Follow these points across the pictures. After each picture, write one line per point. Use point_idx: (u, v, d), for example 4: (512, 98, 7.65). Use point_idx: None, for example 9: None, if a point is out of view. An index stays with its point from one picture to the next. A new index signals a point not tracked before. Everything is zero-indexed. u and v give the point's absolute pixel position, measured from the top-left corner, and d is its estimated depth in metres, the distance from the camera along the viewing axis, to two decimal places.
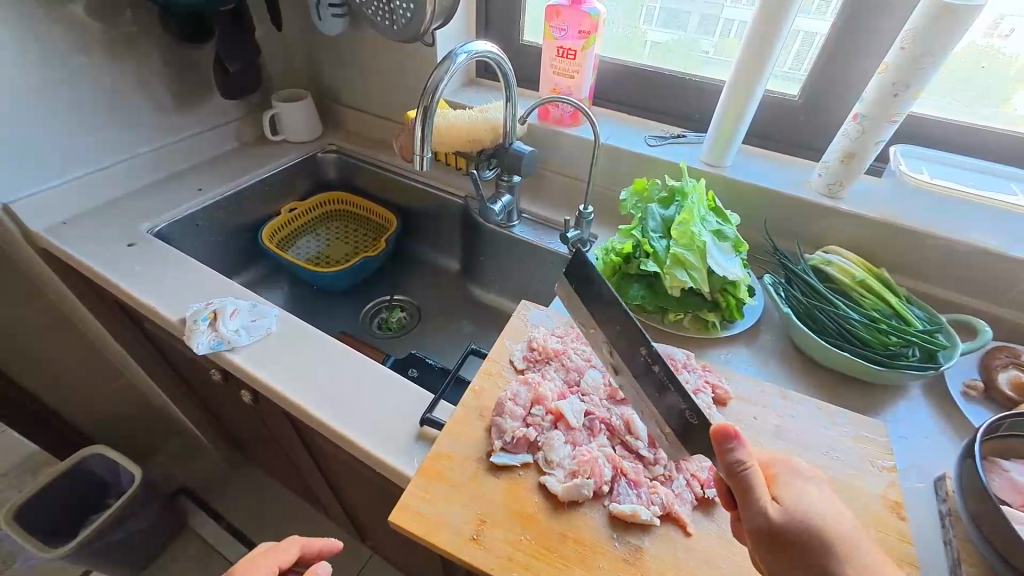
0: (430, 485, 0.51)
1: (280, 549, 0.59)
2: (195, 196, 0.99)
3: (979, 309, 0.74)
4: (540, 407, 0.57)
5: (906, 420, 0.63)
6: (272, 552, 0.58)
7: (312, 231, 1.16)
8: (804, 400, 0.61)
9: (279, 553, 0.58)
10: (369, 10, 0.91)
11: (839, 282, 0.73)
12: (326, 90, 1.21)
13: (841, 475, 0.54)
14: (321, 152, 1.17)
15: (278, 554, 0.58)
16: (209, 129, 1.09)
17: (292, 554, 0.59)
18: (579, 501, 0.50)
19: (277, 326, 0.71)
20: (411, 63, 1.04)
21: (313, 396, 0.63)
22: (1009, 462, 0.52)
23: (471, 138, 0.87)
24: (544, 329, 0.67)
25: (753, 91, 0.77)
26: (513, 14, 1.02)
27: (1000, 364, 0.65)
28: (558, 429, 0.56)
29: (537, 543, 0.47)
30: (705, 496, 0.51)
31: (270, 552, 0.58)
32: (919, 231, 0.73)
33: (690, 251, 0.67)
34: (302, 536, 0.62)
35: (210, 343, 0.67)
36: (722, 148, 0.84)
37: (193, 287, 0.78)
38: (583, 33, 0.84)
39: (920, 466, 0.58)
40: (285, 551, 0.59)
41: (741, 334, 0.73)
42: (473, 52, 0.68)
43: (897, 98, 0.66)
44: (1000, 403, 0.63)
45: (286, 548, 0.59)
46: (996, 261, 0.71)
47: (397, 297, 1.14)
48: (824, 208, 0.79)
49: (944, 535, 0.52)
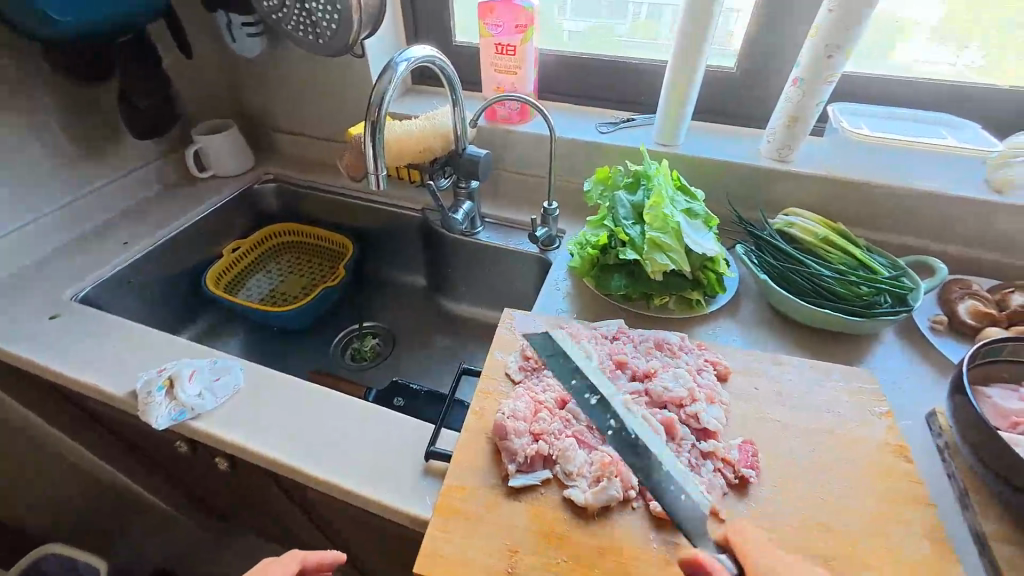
0: (450, 523, 0.47)
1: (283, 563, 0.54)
2: (122, 251, 0.89)
3: (926, 247, 0.80)
4: (546, 416, 0.55)
5: (886, 363, 0.66)
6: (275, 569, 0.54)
7: (261, 270, 1.08)
8: (796, 362, 0.63)
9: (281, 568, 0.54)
10: (288, 26, 0.83)
11: (804, 242, 0.75)
12: (253, 116, 1.13)
13: (845, 429, 0.56)
14: (258, 183, 1.10)
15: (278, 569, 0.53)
16: (125, 175, 0.98)
17: (289, 571, 0.52)
18: (609, 506, 0.48)
19: (245, 381, 0.64)
20: (344, 78, 0.98)
21: (301, 451, 0.57)
22: (992, 388, 0.55)
23: (421, 149, 0.82)
24: (534, 335, 0.65)
25: (696, 69, 0.78)
26: (442, 16, 0.98)
27: (958, 296, 0.70)
28: (572, 437, 0.53)
29: (574, 563, 0.45)
30: (741, 478, 0.51)
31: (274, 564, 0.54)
32: (867, 184, 0.77)
33: (666, 234, 0.66)
34: (302, 550, 0.55)
35: (171, 415, 0.59)
36: (672, 128, 0.85)
37: (137, 354, 0.69)
38: (519, 27, 0.82)
39: (911, 406, 0.61)
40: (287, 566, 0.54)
41: (724, 307, 0.74)
42: (413, 59, 0.64)
43: (830, 60, 0.69)
44: (965, 333, 0.68)
45: (282, 566, 0.53)
46: (937, 202, 0.76)
47: (367, 324, 1.07)
48: (777, 172, 0.81)
49: (946, 468, 0.54)
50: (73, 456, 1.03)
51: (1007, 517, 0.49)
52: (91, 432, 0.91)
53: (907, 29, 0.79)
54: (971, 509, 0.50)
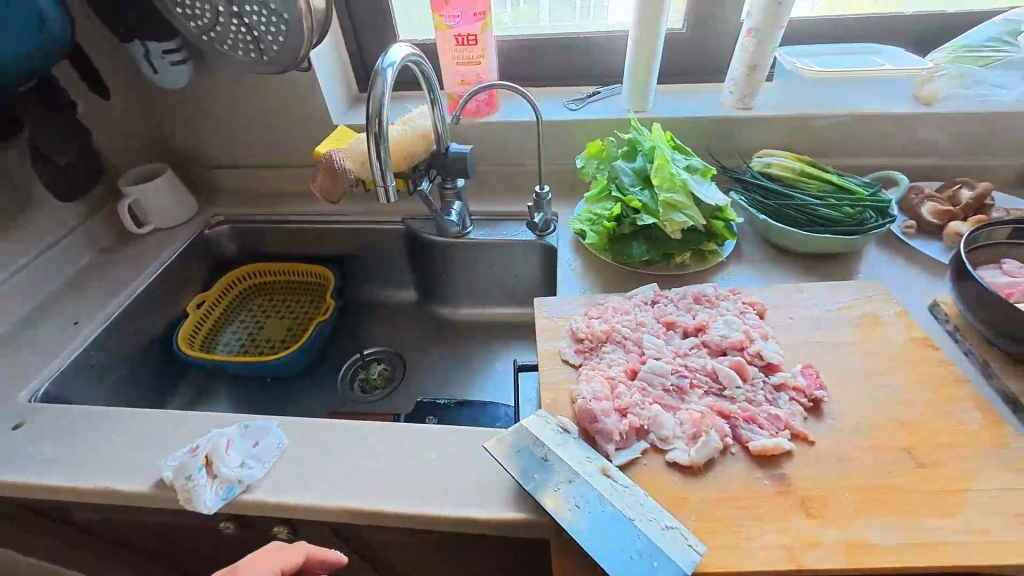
0: (571, 518, 0.46)
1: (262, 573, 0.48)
2: (74, 334, 0.77)
3: (877, 164, 0.89)
4: (624, 390, 0.55)
5: (880, 272, 0.73)
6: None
7: (236, 320, 0.98)
8: (814, 287, 0.68)
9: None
10: (225, 45, 0.75)
11: (784, 179, 0.81)
12: (186, 155, 1.01)
13: (875, 335, 0.62)
14: (210, 227, 0.99)
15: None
16: (49, 246, 0.84)
17: (294, 561, 0.49)
18: (713, 458, 0.50)
19: (288, 437, 0.58)
20: (290, 96, 0.90)
21: (379, 492, 0.53)
22: (981, 270, 0.63)
23: (404, 156, 0.78)
24: (578, 317, 0.65)
25: (657, 33, 0.80)
26: (383, 16, 0.93)
27: (919, 200, 0.79)
28: (655, 404, 0.54)
29: (703, 520, 0.46)
30: (813, 401, 0.54)
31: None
32: (823, 116, 0.85)
33: (677, 193, 0.68)
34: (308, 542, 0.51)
35: (219, 496, 0.52)
36: (642, 94, 0.87)
37: (143, 439, 0.60)
38: (478, 15, 0.80)
39: (915, 302, 0.68)
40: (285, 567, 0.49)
41: (733, 253, 0.78)
42: (397, 62, 0.59)
43: (779, 7, 0.74)
44: (934, 230, 0.77)
45: (287, 554, 0.50)
46: (883, 122, 0.84)
47: (368, 351, 1.01)
48: (744, 119, 0.86)
49: (963, 347, 0.61)
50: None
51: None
52: (107, 571, 0.69)
53: None
54: (995, 375, 0.57)
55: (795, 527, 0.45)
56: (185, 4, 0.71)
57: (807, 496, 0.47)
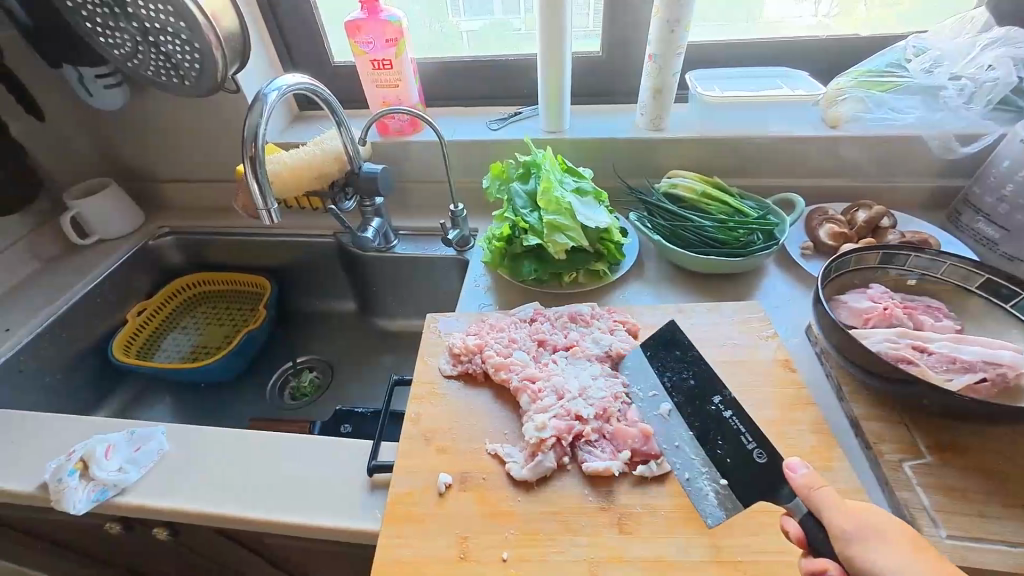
0: (402, 529, 0.49)
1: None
2: (6, 339, 0.83)
3: (787, 185, 0.90)
4: (571, 396, 0.58)
5: (771, 293, 0.75)
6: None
7: (176, 328, 1.02)
8: (694, 308, 0.70)
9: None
10: (148, 71, 0.80)
11: (688, 200, 0.82)
12: (132, 170, 1.06)
13: (740, 357, 0.63)
14: (153, 239, 1.03)
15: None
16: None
17: None
18: (547, 475, 0.52)
19: (171, 443, 0.62)
20: (222, 116, 0.95)
21: (241, 499, 0.56)
22: (847, 295, 0.64)
23: (316, 175, 0.82)
24: (459, 333, 0.68)
25: (563, 56, 0.83)
26: (315, 39, 0.98)
27: (818, 223, 0.80)
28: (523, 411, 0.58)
29: (521, 532, 0.48)
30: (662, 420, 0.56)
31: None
32: (731, 138, 0.86)
33: (561, 215, 0.71)
34: None
35: (91, 497, 0.56)
36: (556, 115, 0.90)
37: (39, 443, 0.64)
38: (390, 41, 0.83)
39: (793, 324, 0.70)
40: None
41: (630, 271, 0.79)
42: (284, 88, 0.64)
43: (674, 34, 0.76)
44: (827, 253, 0.78)
45: None
46: (788, 144, 0.86)
47: (302, 359, 1.05)
48: (654, 140, 0.89)
49: (824, 370, 0.62)
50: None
51: (871, 398, 0.57)
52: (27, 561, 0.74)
53: None
54: (845, 398, 0.58)
55: (605, 541, 0.47)
56: (107, 33, 0.76)
57: (628, 512, 0.49)
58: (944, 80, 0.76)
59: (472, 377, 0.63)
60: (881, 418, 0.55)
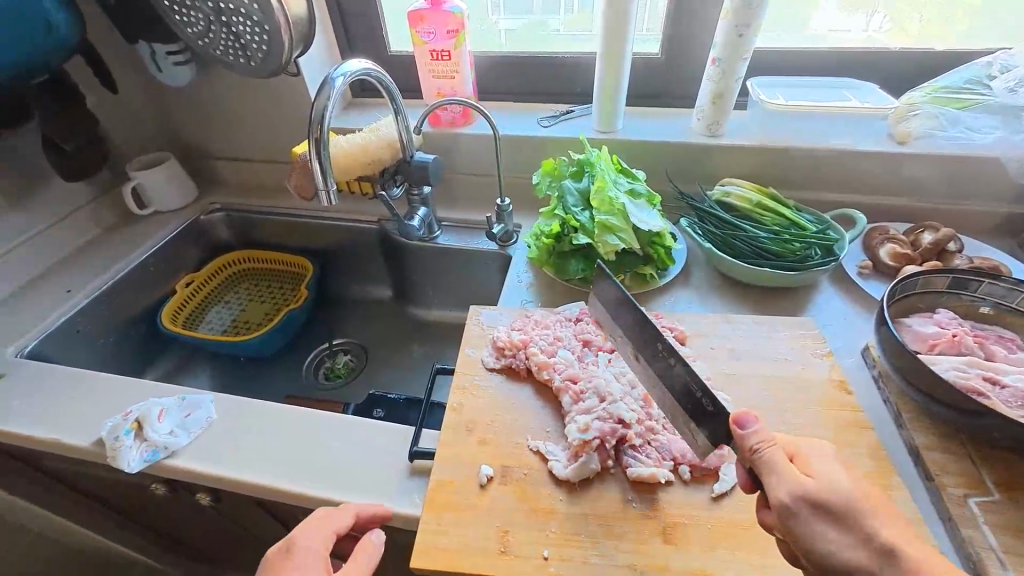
0: (443, 516, 0.49)
1: (308, 554, 0.47)
2: (66, 300, 0.87)
3: (845, 201, 0.87)
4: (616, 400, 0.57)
5: (825, 310, 0.72)
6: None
7: (221, 302, 1.05)
8: (745, 319, 0.68)
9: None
10: (217, 51, 0.82)
11: (741, 209, 0.80)
12: (190, 146, 1.10)
13: (792, 373, 0.61)
14: (205, 214, 1.07)
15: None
16: (60, 221, 0.95)
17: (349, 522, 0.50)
18: (590, 477, 0.52)
19: (218, 412, 0.63)
20: (281, 98, 0.97)
21: (285, 472, 0.57)
22: (911, 319, 0.61)
23: (369, 161, 0.83)
24: (503, 327, 0.67)
25: (623, 56, 0.82)
26: (374, 28, 0.99)
27: (878, 242, 0.77)
28: (567, 410, 0.57)
29: (562, 532, 0.48)
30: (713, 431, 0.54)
31: (290, 563, 0.47)
32: (791, 149, 0.84)
33: (614, 216, 0.70)
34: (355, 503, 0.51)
35: (143, 457, 0.58)
36: (610, 115, 0.89)
37: (97, 401, 0.67)
38: (451, 32, 0.84)
39: (848, 344, 0.67)
40: (314, 555, 0.47)
41: (677, 278, 0.78)
42: (350, 73, 0.65)
43: (742, 39, 0.74)
44: (887, 273, 0.75)
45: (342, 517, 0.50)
46: (852, 159, 0.83)
47: (337, 341, 1.06)
48: (709, 146, 0.87)
49: (882, 394, 0.60)
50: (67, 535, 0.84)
51: (934, 429, 0.55)
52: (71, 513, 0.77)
53: None
54: (905, 426, 0.56)
55: (649, 549, 0.46)
56: (183, 12, 0.78)
57: (673, 523, 0.48)
58: None
59: (515, 373, 0.63)
60: (945, 450, 0.53)
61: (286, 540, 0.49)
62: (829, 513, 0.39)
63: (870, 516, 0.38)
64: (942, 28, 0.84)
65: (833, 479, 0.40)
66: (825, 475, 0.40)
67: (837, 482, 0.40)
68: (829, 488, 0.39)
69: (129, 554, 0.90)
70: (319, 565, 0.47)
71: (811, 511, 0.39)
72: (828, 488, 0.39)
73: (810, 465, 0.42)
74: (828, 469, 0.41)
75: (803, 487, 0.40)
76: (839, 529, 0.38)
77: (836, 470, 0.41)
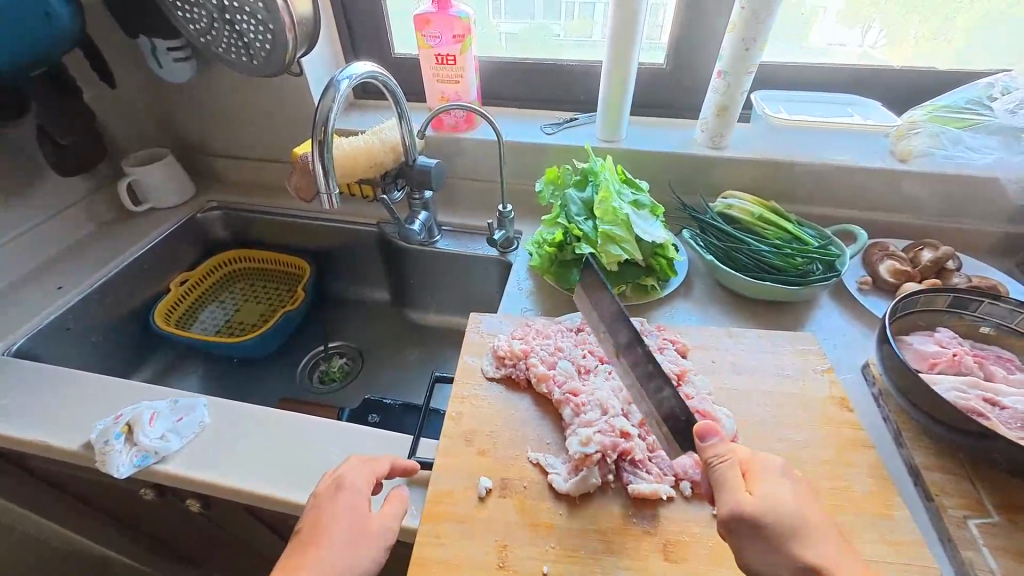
0: (439, 529, 0.49)
1: (355, 492, 0.48)
2: (57, 297, 0.85)
3: (845, 216, 0.88)
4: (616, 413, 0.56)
5: (825, 326, 0.72)
6: (366, 518, 0.47)
7: (215, 301, 1.04)
8: (746, 333, 0.68)
9: (368, 516, 0.47)
10: (219, 48, 0.81)
11: (743, 221, 0.80)
12: (188, 143, 1.09)
13: (792, 389, 0.61)
14: (201, 212, 1.05)
15: (362, 537, 0.46)
16: (53, 216, 0.93)
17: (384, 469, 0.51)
18: (590, 491, 0.51)
19: (211, 417, 0.62)
20: (282, 98, 0.96)
21: (279, 481, 0.56)
22: (912, 337, 0.61)
23: (371, 164, 0.82)
24: (503, 336, 0.67)
25: (629, 66, 0.82)
26: (380, 30, 0.98)
27: (878, 258, 0.77)
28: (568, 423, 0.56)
29: (561, 547, 0.47)
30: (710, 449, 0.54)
31: (336, 501, 0.47)
32: (793, 163, 0.84)
33: (617, 226, 0.70)
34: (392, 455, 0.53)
35: (133, 462, 0.57)
36: (613, 123, 0.89)
37: (86, 403, 0.65)
38: (457, 37, 0.83)
39: (848, 360, 0.67)
40: (359, 493, 0.48)
41: (678, 290, 0.78)
42: (356, 75, 0.64)
43: (748, 52, 0.74)
44: (887, 290, 0.75)
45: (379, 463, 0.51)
46: (854, 175, 0.83)
47: (333, 344, 1.05)
48: (713, 158, 0.87)
49: (882, 412, 0.60)
50: (50, 539, 0.82)
51: (933, 448, 0.55)
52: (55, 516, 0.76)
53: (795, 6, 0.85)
54: (905, 445, 0.56)
55: (649, 566, 0.46)
56: (185, 8, 0.77)
57: (674, 540, 0.48)
58: None
59: (515, 383, 0.62)
60: (944, 470, 0.53)
61: (332, 476, 0.50)
62: (762, 532, 0.40)
63: (800, 529, 0.40)
64: (939, 45, 0.85)
65: (773, 501, 0.41)
66: (765, 495, 0.41)
67: (776, 505, 0.40)
68: (765, 508, 0.40)
69: (116, 558, 0.88)
70: (364, 502, 0.48)
71: (743, 527, 0.40)
72: (764, 508, 0.40)
73: (757, 484, 0.42)
74: (773, 491, 0.41)
75: (742, 504, 0.40)
76: (769, 545, 0.40)
77: (782, 493, 0.41)
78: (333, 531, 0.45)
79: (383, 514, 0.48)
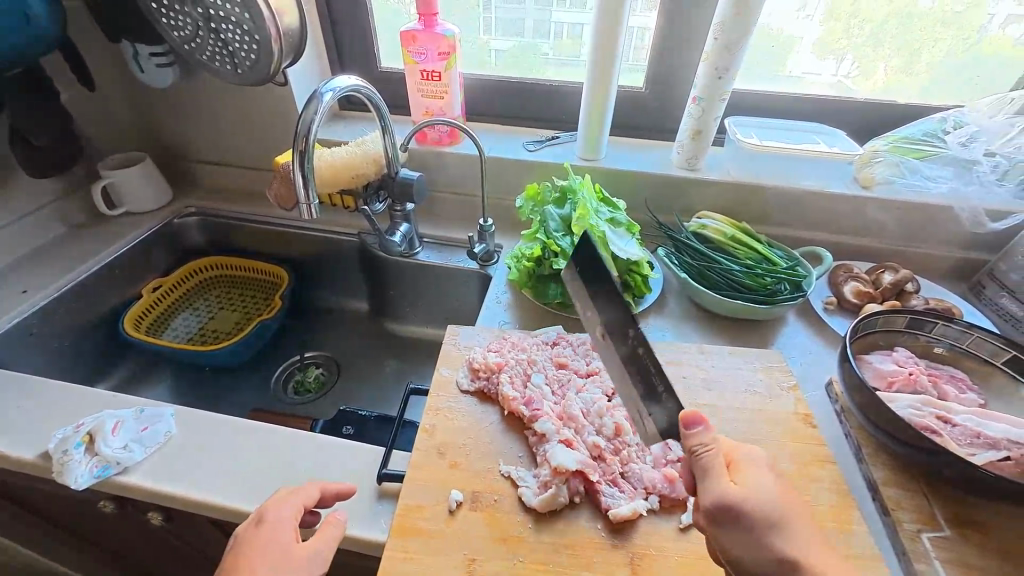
0: (408, 543, 0.48)
1: (277, 524, 0.47)
2: (22, 300, 0.83)
3: (813, 238, 0.91)
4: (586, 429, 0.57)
5: (792, 344, 0.75)
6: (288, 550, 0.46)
7: (188, 308, 1.01)
8: (717, 350, 0.70)
9: (292, 546, 0.46)
10: (204, 55, 0.81)
11: (716, 241, 0.83)
12: (168, 148, 1.08)
13: (760, 405, 0.63)
14: (178, 217, 1.04)
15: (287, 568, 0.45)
16: (22, 217, 0.91)
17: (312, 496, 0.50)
18: (559, 509, 0.51)
19: (178, 428, 0.61)
20: (266, 107, 0.96)
21: (246, 495, 0.55)
22: (872, 356, 0.64)
23: (353, 174, 0.83)
24: (480, 348, 0.67)
25: (608, 89, 0.85)
26: (367, 45, 1.00)
27: (843, 279, 0.80)
28: (538, 438, 0.57)
29: (530, 562, 0.47)
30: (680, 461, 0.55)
31: (260, 532, 0.46)
32: (764, 187, 0.88)
33: (593, 243, 0.72)
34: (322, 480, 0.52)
35: (93, 473, 0.55)
36: (593, 142, 0.91)
37: (46, 411, 0.63)
38: (442, 55, 0.85)
39: (813, 378, 0.70)
40: (282, 524, 0.47)
41: (652, 306, 0.79)
42: (340, 88, 0.65)
43: (722, 80, 0.78)
44: (851, 310, 0.78)
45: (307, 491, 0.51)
46: (821, 199, 0.87)
47: (309, 354, 1.03)
48: (688, 179, 0.90)
49: (844, 429, 0.62)
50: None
51: (891, 464, 0.57)
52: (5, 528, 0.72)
53: (766, 38, 0.89)
54: (865, 461, 0.58)
55: None
56: (170, 15, 0.77)
57: (641, 554, 0.48)
58: (979, 154, 0.76)
59: (490, 397, 0.62)
60: (902, 486, 0.55)
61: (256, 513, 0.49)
62: (728, 517, 0.42)
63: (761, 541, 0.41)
64: (906, 79, 0.90)
65: (755, 490, 0.42)
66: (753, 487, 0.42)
67: (757, 493, 0.42)
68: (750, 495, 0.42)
69: None
70: (288, 532, 0.47)
71: (721, 509, 0.43)
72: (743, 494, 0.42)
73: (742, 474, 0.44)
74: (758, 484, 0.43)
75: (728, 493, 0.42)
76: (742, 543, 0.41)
77: (756, 488, 0.43)
78: (254, 564, 0.44)
79: (316, 541, 0.48)
